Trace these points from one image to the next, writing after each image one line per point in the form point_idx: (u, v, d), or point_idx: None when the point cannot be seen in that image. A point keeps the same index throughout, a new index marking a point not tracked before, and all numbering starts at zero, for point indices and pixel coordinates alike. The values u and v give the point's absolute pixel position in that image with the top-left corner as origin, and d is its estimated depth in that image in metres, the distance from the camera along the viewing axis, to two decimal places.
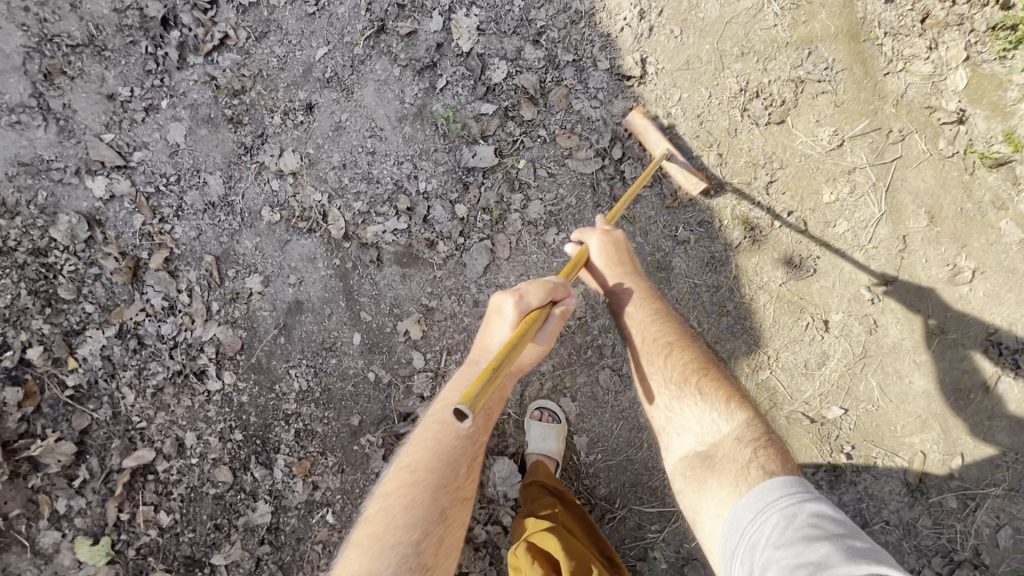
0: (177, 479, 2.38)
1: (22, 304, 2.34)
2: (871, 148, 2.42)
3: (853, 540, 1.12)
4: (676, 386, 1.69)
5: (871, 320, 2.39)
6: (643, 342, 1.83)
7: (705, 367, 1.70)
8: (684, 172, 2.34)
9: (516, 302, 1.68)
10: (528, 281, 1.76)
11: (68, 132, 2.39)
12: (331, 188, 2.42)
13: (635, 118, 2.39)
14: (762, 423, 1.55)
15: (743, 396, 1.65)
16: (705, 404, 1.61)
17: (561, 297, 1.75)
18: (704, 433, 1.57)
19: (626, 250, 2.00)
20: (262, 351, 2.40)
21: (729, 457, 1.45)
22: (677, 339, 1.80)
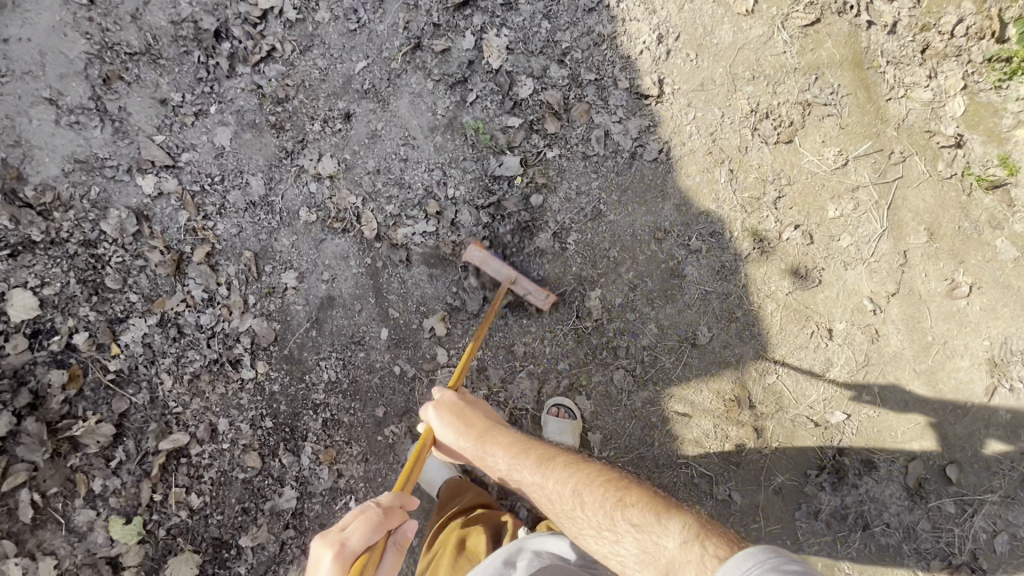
0: (209, 463, 2.50)
1: (71, 291, 2.50)
2: (874, 168, 2.56)
3: None
4: (608, 528, 1.49)
5: (874, 329, 2.50)
6: (553, 501, 1.62)
7: (618, 490, 1.54)
8: (531, 291, 2.46)
9: (335, 555, 1.31)
10: (351, 512, 1.41)
11: (123, 133, 2.56)
12: (365, 192, 2.57)
13: (472, 250, 2.46)
14: (695, 518, 1.40)
15: (667, 501, 1.50)
16: (639, 532, 1.43)
17: (398, 522, 1.48)
18: (655, 560, 1.38)
19: (466, 412, 1.94)
20: (295, 343, 2.54)
21: (685, 564, 1.29)
22: (579, 479, 1.61)
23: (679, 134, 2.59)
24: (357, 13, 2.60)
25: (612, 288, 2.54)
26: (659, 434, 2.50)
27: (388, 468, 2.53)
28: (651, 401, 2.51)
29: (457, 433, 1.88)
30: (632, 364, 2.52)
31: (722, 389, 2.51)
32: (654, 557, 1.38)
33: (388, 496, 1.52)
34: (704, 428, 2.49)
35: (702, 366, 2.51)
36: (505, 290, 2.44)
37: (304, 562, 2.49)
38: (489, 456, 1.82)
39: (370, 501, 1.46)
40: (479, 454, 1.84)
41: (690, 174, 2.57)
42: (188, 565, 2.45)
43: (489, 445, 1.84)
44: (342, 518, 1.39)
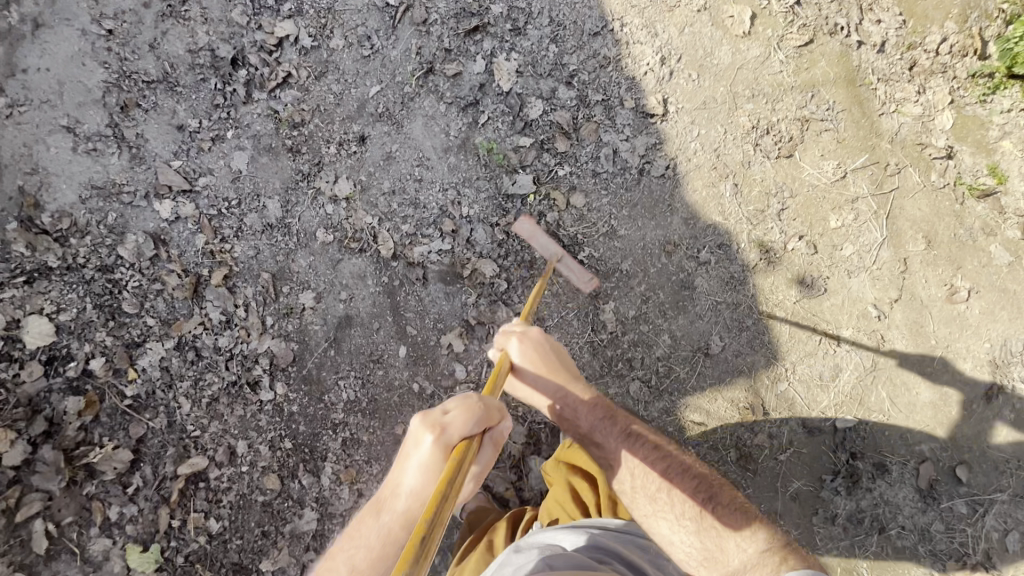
0: (227, 487, 2.48)
1: (88, 317, 2.51)
2: (872, 179, 2.67)
3: None
4: (692, 516, 1.68)
5: (879, 335, 2.58)
6: (637, 477, 1.80)
7: (706, 487, 1.74)
8: (576, 271, 2.46)
9: (436, 437, 1.43)
10: (455, 402, 1.53)
11: (139, 159, 2.59)
12: (381, 212, 2.62)
13: (522, 223, 2.46)
14: (771, 530, 1.63)
15: (744, 505, 1.72)
16: (722, 529, 1.64)
17: (496, 423, 1.61)
18: (726, 557, 1.60)
19: (554, 355, 2.01)
20: (314, 363, 2.55)
21: (758, 567, 1.51)
22: (670, 467, 1.80)
23: (684, 150, 2.68)
24: (370, 39, 2.68)
25: (626, 301, 2.60)
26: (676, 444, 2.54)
27: None
28: (668, 411, 2.55)
29: (547, 376, 1.96)
30: (647, 375, 2.56)
31: (736, 397, 2.56)
32: (724, 555, 1.61)
33: (489, 398, 1.63)
34: (720, 436, 2.54)
35: (716, 375, 2.57)
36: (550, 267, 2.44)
37: None
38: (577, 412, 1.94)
39: (471, 395, 1.56)
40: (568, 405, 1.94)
41: (696, 188, 2.66)
42: None
43: (581, 399, 1.96)
44: (446, 405, 1.51)
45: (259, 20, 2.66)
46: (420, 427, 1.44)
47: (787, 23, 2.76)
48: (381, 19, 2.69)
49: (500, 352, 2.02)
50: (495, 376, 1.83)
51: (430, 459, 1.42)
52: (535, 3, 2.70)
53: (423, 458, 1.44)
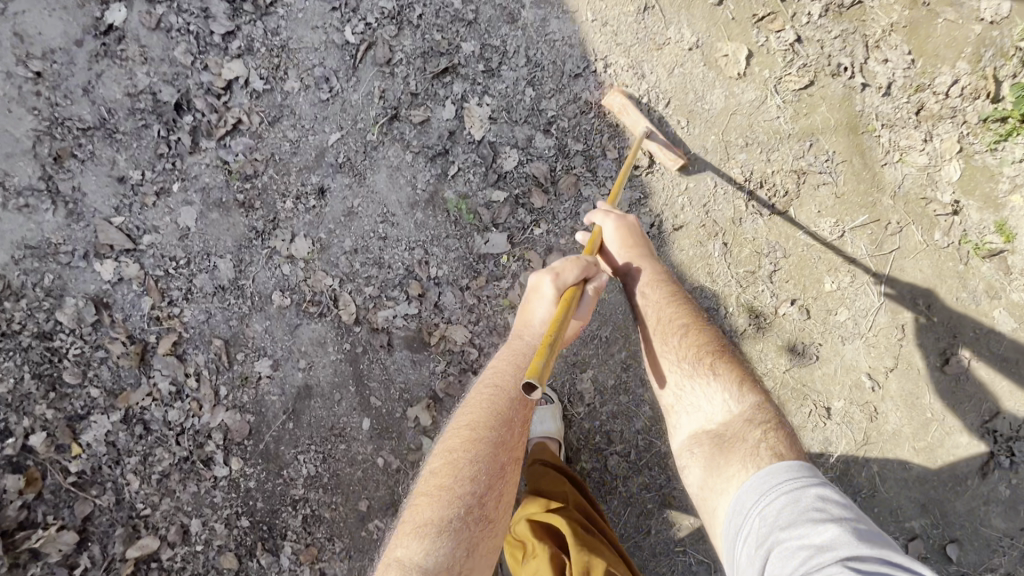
0: (181, 566, 2.35)
1: (26, 388, 2.34)
2: (871, 238, 2.48)
3: (859, 525, 1.08)
4: (690, 364, 1.64)
5: (872, 407, 2.44)
6: (654, 322, 1.79)
7: (718, 349, 1.66)
8: (663, 147, 2.40)
9: (554, 280, 1.73)
10: (563, 260, 1.81)
11: (77, 214, 2.38)
12: (342, 273, 2.43)
13: (611, 96, 2.43)
14: (772, 408, 1.51)
15: (755, 379, 1.60)
16: (716, 384, 1.57)
17: (592, 276, 1.80)
18: (711, 412, 1.55)
19: (639, 235, 1.96)
20: (271, 437, 2.39)
21: (740, 433, 1.43)
22: (691, 321, 1.74)
23: (670, 205, 2.48)
24: (329, 81, 2.44)
25: (604, 369, 2.44)
26: (656, 521, 2.40)
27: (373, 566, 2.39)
28: (648, 487, 2.41)
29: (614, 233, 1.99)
30: (627, 449, 2.42)
31: None
32: (710, 408, 1.56)
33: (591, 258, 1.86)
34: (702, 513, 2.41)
35: None
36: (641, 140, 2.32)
37: None
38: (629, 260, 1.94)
39: (579, 256, 1.82)
40: (625, 258, 1.94)
41: (682, 247, 2.47)
42: None
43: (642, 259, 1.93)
44: (557, 262, 1.80)
45: (205, 59, 2.41)
46: (538, 278, 1.76)
47: (786, 63, 2.53)
48: (340, 58, 2.44)
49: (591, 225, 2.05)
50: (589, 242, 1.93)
51: (553, 297, 1.73)
52: (510, 41, 2.46)
53: (548, 302, 1.75)
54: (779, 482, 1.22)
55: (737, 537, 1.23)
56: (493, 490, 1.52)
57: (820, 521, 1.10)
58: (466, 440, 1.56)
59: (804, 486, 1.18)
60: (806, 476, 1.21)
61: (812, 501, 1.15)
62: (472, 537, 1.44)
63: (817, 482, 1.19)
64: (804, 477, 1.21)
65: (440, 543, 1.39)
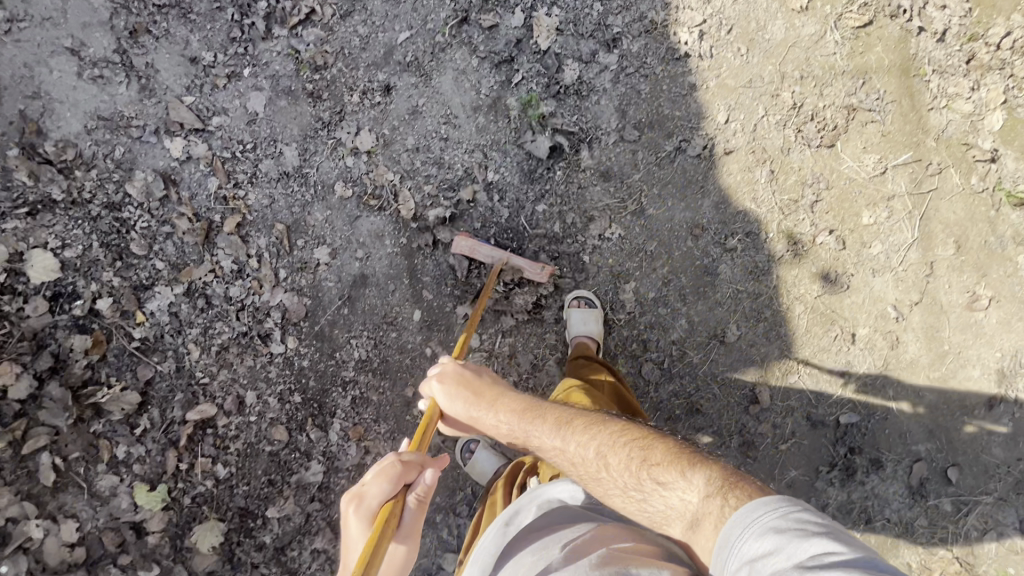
0: (235, 435, 2.50)
1: (94, 256, 2.43)
2: (911, 177, 2.57)
3: (841, 539, 1.03)
4: (634, 492, 1.41)
5: (894, 336, 2.58)
6: (577, 465, 1.52)
7: (635, 447, 1.46)
8: (527, 266, 2.49)
9: (357, 508, 1.45)
10: (370, 469, 1.54)
11: (149, 90, 2.44)
12: (403, 169, 2.51)
13: (459, 243, 2.48)
14: (717, 465, 1.35)
15: (690, 452, 1.42)
16: (663, 489, 1.36)
17: (414, 476, 1.56)
18: (678, 513, 1.33)
19: (472, 380, 1.92)
20: (327, 320, 2.52)
21: (707, 517, 1.24)
22: (603, 441, 1.52)
23: (722, 130, 2.57)
24: None
25: (646, 282, 2.57)
26: (681, 426, 2.58)
27: None
28: (677, 394, 2.58)
29: (465, 402, 1.86)
30: (661, 358, 2.58)
31: (746, 385, 2.58)
32: (677, 512, 1.33)
33: (410, 453, 1.63)
34: (727, 421, 2.59)
35: (728, 363, 2.58)
36: (499, 271, 2.45)
37: (329, 535, 2.54)
38: (501, 425, 1.77)
39: (390, 456, 1.58)
40: (488, 423, 1.80)
41: (731, 172, 2.57)
42: (213, 533, 2.48)
43: (495, 409, 1.80)
44: (365, 474, 1.53)
45: None
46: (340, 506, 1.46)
47: None
48: None
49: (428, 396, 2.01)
50: (416, 434, 1.81)
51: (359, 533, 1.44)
52: None
53: (356, 537, 1.45)
54: (758, 515, 1.14)
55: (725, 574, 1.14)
56: None
57: (806, 542, 1.04)
58: None
59: (780, 512, 1.11)
60: (778, 500, 1.15)
61: (793, 524, 1.08)
62: None
63: (792, 505, 1.12)
64: (777, 503, 1.14)
65: None
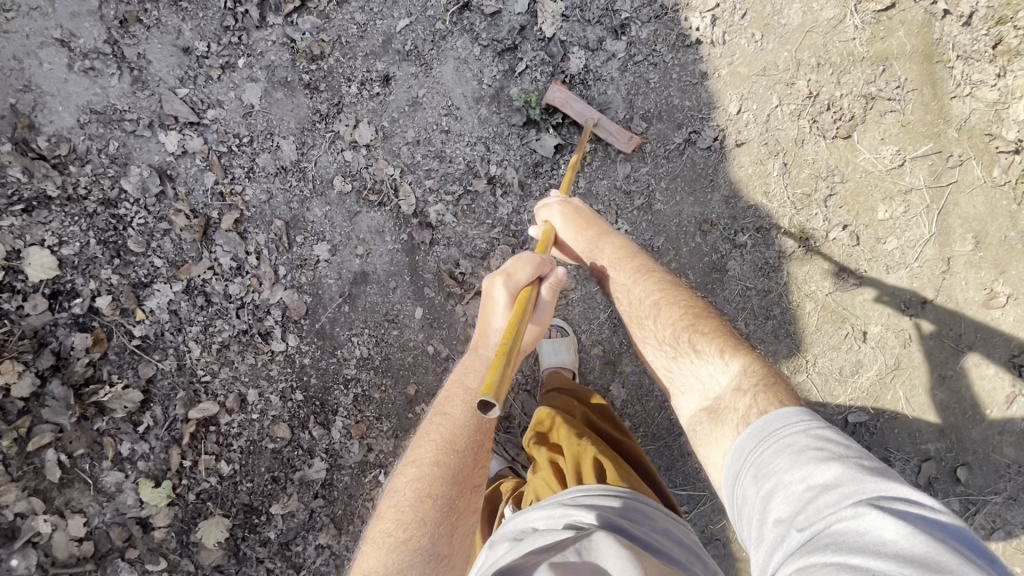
0: (238, 432, 2.50)
1: (92, 253, 2.39)
2: (930, 170, 2.46)
3: (861, 461, 1.02)
4: (670, 349, 1.60)
5: (907, 334, 2.51)
6: (632, 308, 1.78)
7: (694, 321, 1.58)
8: (613, 133, 2.40)
9: (506, 283, 1.69)
10: (514, 260, 1.77)
11: (142, 83, 2.37)
12: (403, 163, 2.44)
13: (553, 92, 2.39)
14: (763, 365, 1.40)
15: (747, 347, 1.49)
16: (698, 358, 1.51)
17: (547, 272, 1.79)
18: (702, 383, 1.48)
19: (583, 215, 2.07)
20: (327, 318, 2.49)
21: (726, 406, 1.34)
22: (663, 301, 1.69)
23: (734, 121, 2.47)
24: None
25: None
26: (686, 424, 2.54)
27: None
28: None
29: (575, 231, 2.02)
30: None
31: None
32: (699, 382, 1.49)
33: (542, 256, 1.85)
34: None
35: None
36: (588, 133, 2.37)
37: (333, 530, 2.55)
38: (594, 253, 1.97)
39: (525, 253, 1.80)
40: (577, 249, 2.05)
41: (742, 164, 2.48)
42: (219, 529, 2.50)
43: (590, 243, 1.99)
44: (506, 263, 1.76)
45: None
46: (490, 280, 1.70)
47: None
48: None
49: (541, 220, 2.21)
50: (541, 239, 1.99)
51: (505, 303, 1.69)
52: None
53: (502, 306, 1.71)
54: (778, 429, 1.15)
55: (736, 484, 1.17)
56: (447, 526, 1.45)
57: (820, 467, 1.02)
58: (418, 480, 1.48)
59: (802, 430, 1.12)
60: (802, 420, 1.14)
61: (812, 443, 1.08)
62: (435, 555, 1.41)
63: (814, 426, 1.12)
64: (802, 419, 1.15)
65: (410, 560, 1.37)
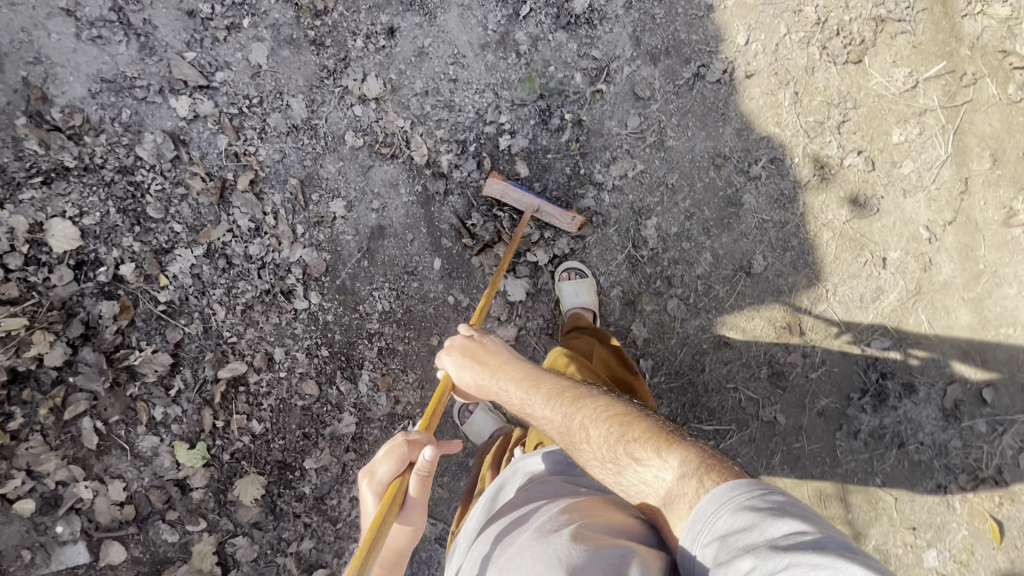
0: (267, 391, 2.54)
1: (112, 222, 2.42)
2: (944, 90, 2.44)
3: (808, 519, 1.08)
4: (613, 463, 1.39)
5: (926, 258, 2.50)
6: (561, 432, 1.52)
7: (623, 417, 1.45)
8: (557, 215, 2.43)
9: (369, 484, 1.51)
10: (381, 446, 1.56)
11: (149, 49, 2.38)
12: (413, 114, 2.45)
13: (490, 185, 2.43)
14: (693, 445, 1.33)
15: (669, 430, 1.41)
16: (636, 463, 1.35)
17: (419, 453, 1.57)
18: (653, 490, 1.33)
19: (477, 347, 1.85)
20: (347, 274, 2.51)
21: (681, 495, 1.25)
22: (584, 410, 1.51)
23: (743, 52, 2.45)
24: None
25: (668, 217, 2.50)
26: (709, 360, 2.56)
27: None
28: (704, 329, 2.55)
29: (474, 371, 1.78)
30: (686, 293, 2.53)
31: (774, 317, 2.54)
32: (651, 485, 1.33)
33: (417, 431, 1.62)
34: (756, 354, 2.55)
35: (756, 295, 2.53)
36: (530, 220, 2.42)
37: None
38: (502, 387, 1.71)
39: (399, 434, 1.59)
40: (483, 391, 1.78)
41: (753, 96, 2.46)
42: (254, 486, 2.55)
43: (499, 381, 1.73)
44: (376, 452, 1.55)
45: None
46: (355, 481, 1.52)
47: None
48: None
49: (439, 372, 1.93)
50: (425, 414, 1.77)
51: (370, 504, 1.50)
52: None
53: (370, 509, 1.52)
54: (734, 494, 1.15)
55: (693, 540, 1.17)
56: None
57: (778, 521, 1.06)
58: None
59: (755, 494, 1.14)
60: (754, 484, 1.17)
61: (767, 504, 1.11)
62: None
63: (766, 491, 1.15)
64: (753, 486, 1.16)
65: None
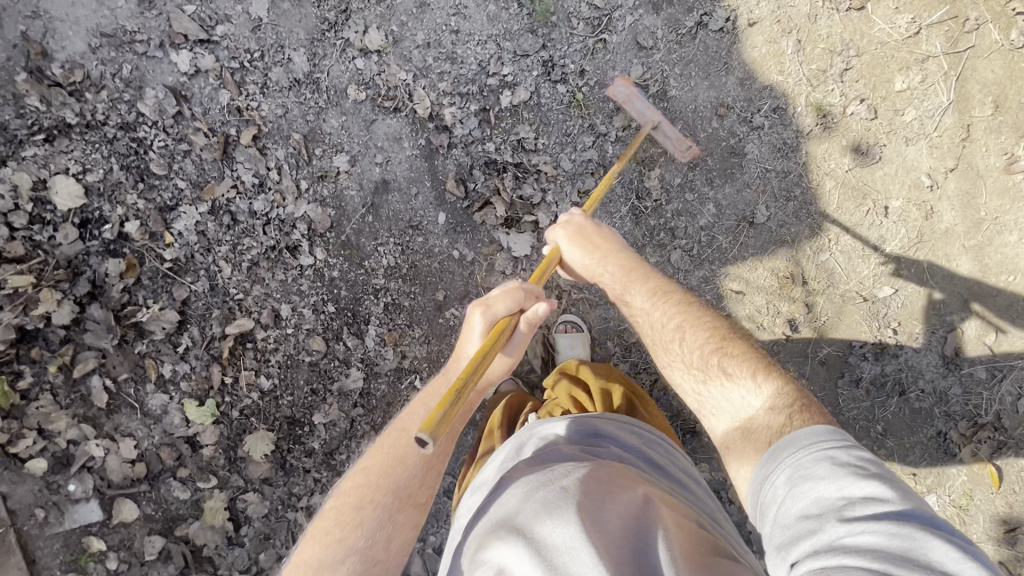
0: (275, 347, 2.55)
1: (116, 179, 2.42)
2: (946, 36, 2.39)
3: (897, 483, 0.99)
4: (699, 369, 1.48)
5: (928, 207, 2.49)
6: (654, 327, 1.66)
7: (727, 335, 1.51)
8: (672, 138, 2.40)
9: (484, 313, 1.63)
10: (497, 290, 1.72)
11: (149, 3, 2.37)
12: (416, 67, 2.45)
13: (617, 87, 2.38)
14: (796, 389, 1.32)
15: (772, 364, 1.42)
16: (727, 380, 1.41)
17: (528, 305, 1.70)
18: (733, 408, 1.38)
19: (595, 235, 1.97)
20: (352, 230, 2.52)
21: (762, 425, 1.25)
22: (686, 318, 1.60)
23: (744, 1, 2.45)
24: None
25: (672, 168, 2.53)
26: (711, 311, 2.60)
27: (450, 350, 2.61)
28: (707, 280, 2.58)
29: (583, 252, 1.93)
30: (690, 245, 2.56)
31: (776, 267, 2.57)
32: (730, 405, 1.39)
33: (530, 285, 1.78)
34: (758, 304, 2.59)
35: (759, 245, 2.56)
36: (645, 135, 2.38)
37: (375, 438, 2.63)
38: (607, 274, 1.87)
39: (514, 283, 1.74)
40: (586, 271, 1.94)
41: (755, 45, 2.46)
42: (264, 442, 2.58)
43: (606, 265, 1.88)
44: (491, 293, 1.71)
45: None
46: (469, 309, 1.65)
47: None
48: None
49: (550, 244, 2.06)
50: (538, 267, 1.89)
51: (480, 330, 1.63)
52: None
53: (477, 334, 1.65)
54: (816, 441, 1.10)
55: (762, 490, 1.12)
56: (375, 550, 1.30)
57: (861, 481, 0.98)
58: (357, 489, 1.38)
59: (836, 447, 1.06)
60: (838, 436, 1.09)
61: (852, 460, 1.03)
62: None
63: (852, 445, 1.07)
64: (834, 437, 1.09)
65: None
